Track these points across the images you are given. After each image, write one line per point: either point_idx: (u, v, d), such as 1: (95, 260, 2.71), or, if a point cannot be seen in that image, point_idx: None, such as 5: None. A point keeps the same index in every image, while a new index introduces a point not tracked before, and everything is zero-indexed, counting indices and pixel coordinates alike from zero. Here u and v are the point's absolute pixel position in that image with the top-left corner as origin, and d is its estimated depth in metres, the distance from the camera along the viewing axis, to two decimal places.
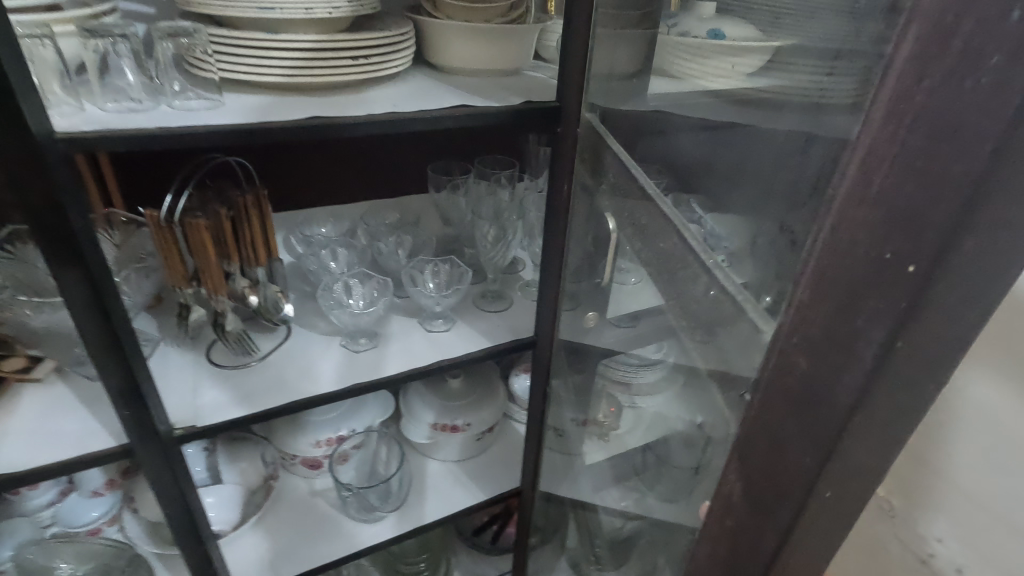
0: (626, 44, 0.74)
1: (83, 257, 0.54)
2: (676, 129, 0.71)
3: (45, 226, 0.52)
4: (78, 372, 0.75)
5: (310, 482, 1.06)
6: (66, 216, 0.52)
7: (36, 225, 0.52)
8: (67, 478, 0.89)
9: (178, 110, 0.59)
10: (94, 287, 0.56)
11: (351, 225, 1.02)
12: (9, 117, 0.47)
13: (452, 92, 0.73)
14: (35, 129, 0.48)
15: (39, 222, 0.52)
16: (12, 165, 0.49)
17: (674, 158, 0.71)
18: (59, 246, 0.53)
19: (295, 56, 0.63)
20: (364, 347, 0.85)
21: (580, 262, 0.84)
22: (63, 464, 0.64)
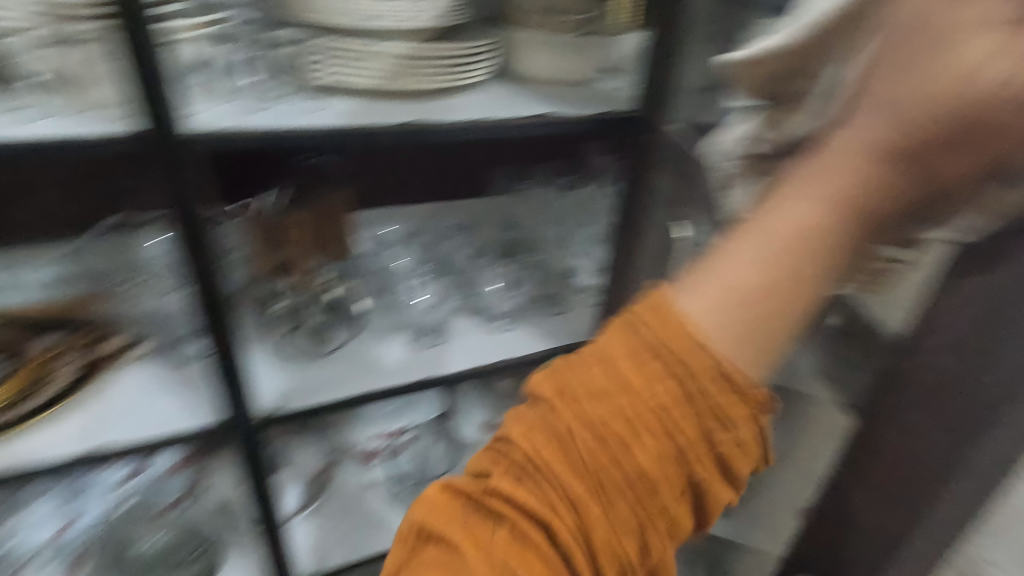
0: None
1: (209, 245, 0.60)
2: None
3: (183, 215, 0.59)
4: (171, 355, 0.80)
5: (365, 471, 1.10)
6: (190, 206, 0.59)
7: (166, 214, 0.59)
8: (137, 461, 0.90)
9: (287, 111, 0.63)
10: (215, 271, 0.62)
11: (415, 227, 1.01)
12: (152, 119, 0.54)
13: (537, 101, 0.76)
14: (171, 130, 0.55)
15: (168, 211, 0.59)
16: (151, 159, 0.56)
17: None
18: (191, 233, 0.60)
19: (393, 64, 0.67)
20: (432, 342, 0.88)
21: (647, 271, 0.85)
22: (165, 435, 0.69)
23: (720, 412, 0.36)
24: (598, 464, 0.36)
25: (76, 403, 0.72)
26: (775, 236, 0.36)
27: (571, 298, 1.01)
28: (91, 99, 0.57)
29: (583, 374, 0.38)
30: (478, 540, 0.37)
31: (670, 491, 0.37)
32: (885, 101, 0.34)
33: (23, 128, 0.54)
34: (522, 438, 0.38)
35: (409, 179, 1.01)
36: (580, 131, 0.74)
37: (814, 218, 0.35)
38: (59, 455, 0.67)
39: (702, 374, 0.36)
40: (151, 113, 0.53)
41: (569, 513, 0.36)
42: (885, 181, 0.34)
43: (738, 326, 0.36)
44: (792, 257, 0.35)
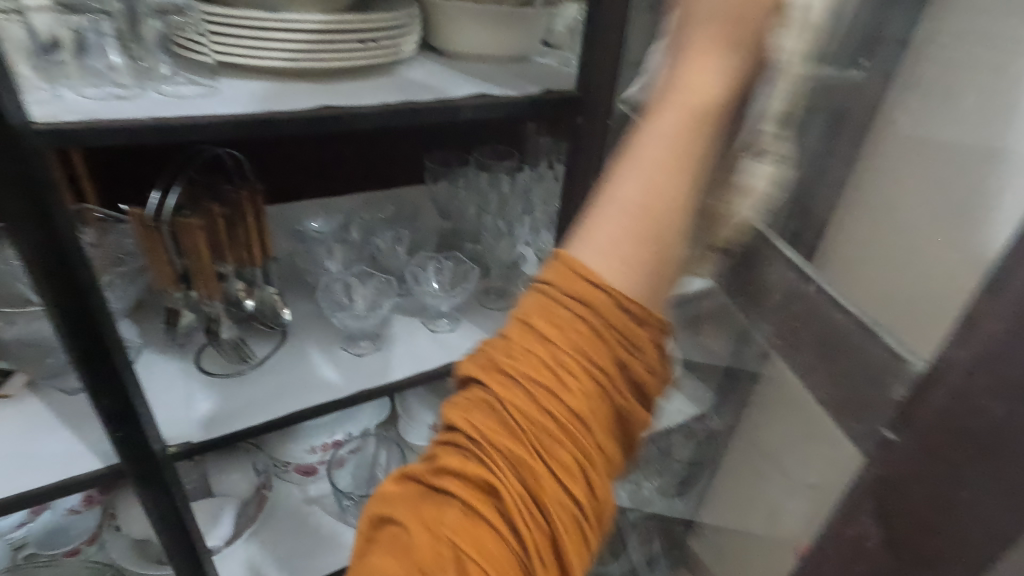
0: None
1: (71, 267, 0.49)
2: None
3: (27, 233, 0.47)
4: (57, 385, 0.69)
5: (305, 489, 1.01)
6: (50, 217, 0.47)
7: (14, 229, 0.47)
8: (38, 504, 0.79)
9: (171, 96, 0.53)
10: (81, 301, 0.51)
11: (344, 219, 0.94)
12: None
13: (466, 81, 0.68)
14: (12, 121, 0.43)
15: (18, 226, 0.47)
16: None
17: None
18: (42, 253, 0.48)
19: (296, 37, 0.57)
20: (366, 350, 0.80)
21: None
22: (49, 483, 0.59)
23: (634, 338, 0.36)
24: (530, 418, 0.35)
25: None
26: (654, 175, 0.34)
27: (518, 288, 0.97)
28: None
29: (506, 340, 0.37)
30: (427, 521, 0.34)
31: (601, 426, 0.36)
32: (699, 16, 0.34)
33: None
34: (462, 421, 0.36)
35: (331, 169, 0.92)
36: (518, 113, 0.66)
37: (683, 141, 0.34)
38: None
39: (606, 302, 0.35)
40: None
41: (511, 474, 0.34)
42: (727, 79, 0.33)
43: (649, 228, 0.35)
44: (670, 181, 0.34)
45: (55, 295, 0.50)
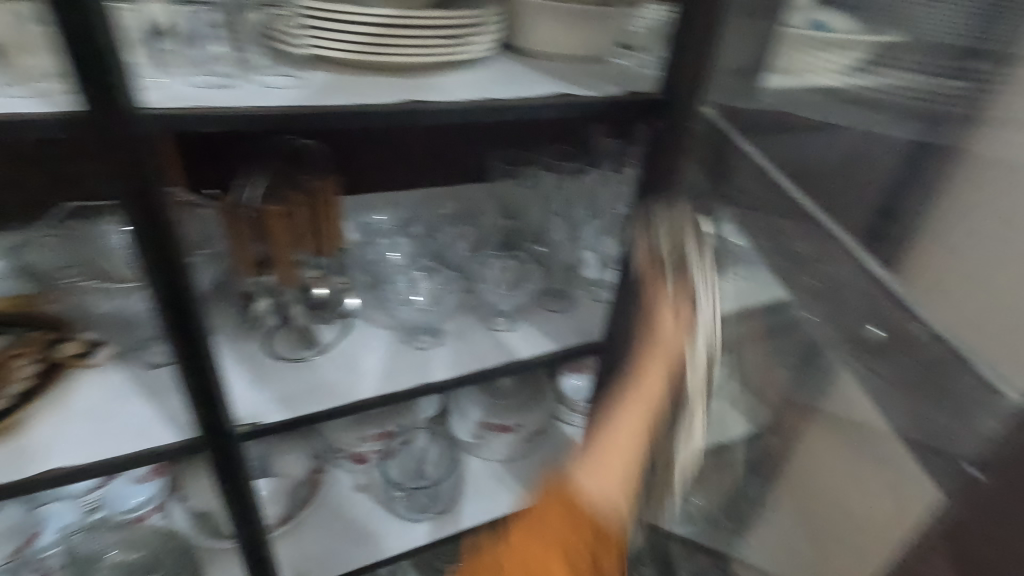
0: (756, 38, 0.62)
1: (169, 245, 0.52)
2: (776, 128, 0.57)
3: (135, 210, 0.49)
4: (139, 358, 0.72)
5: (355, 476, 1.03)
6: (155, 199, 0.49)
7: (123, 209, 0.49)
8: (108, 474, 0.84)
9: (266, 85, 0.55)
10: (175, 279, 0.53)
11: (409, 213, 0.96)
12: (103, 94, 0.44)
13: (545, 80, 0.68)
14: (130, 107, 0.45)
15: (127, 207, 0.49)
16: (104, 142, 0.46)
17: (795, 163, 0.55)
18: (146, 230, 0.50)
19: (386, 34, 0.59)
20: (428, 344, 0.81)
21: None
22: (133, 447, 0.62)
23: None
24: None
25: (25, 419, 0.64)
26: (618, 443, 0.48)
27: (578, 292, 0.95)
28: (28, 69, 0.48)
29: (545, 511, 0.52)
30: None
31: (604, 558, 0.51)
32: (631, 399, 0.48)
33: None
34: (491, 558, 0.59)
35: (399, 163, 0.94)
36: (597, 113, 0.66)
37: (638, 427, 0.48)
38: (8, 478, 0.58)
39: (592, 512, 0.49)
40: (91, 87, 0.44)
41: None
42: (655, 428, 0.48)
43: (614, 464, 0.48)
44: (637, 447, 0.48)
45: (154, 270, 0.52)
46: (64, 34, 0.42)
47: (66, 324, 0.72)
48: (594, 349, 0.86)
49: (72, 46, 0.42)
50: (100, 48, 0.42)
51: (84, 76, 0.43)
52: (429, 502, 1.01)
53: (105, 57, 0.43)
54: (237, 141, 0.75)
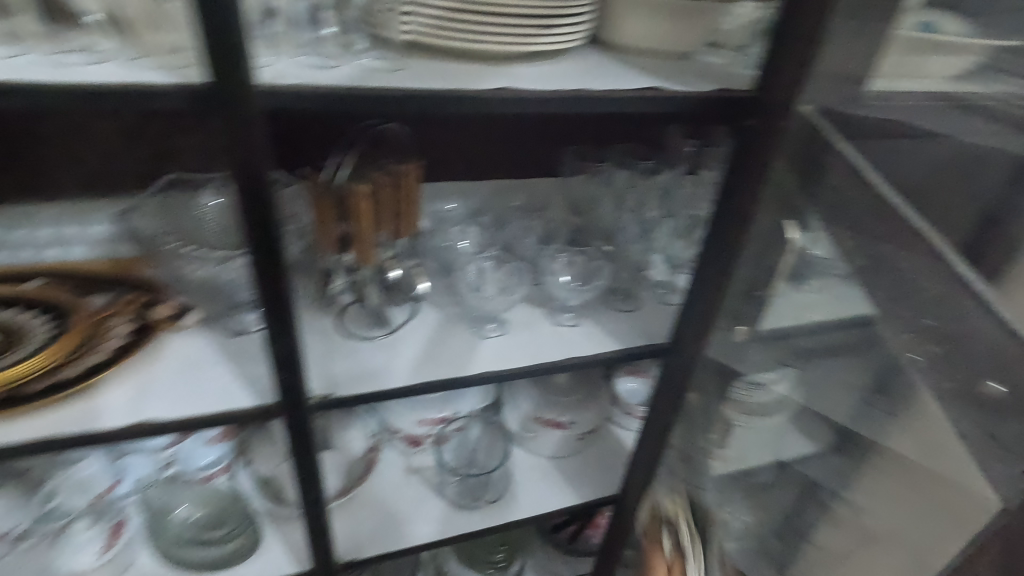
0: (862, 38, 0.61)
1: (270, 218, 0.54)
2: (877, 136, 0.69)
3: (244, 183, 0.52)
4: (223, 325, 0.76)
5: (408, 458, 1.05)
6: (262, 171, 0.52)
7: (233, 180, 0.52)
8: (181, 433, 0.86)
9: (366, 68, 0.56)
10: (273, 251, 0.56)
11: (479, 203, 0.96)
12: (226, 67, 0.46)
13: (636, 73, 0.67)
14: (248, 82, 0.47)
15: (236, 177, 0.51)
16: (222, 115, 0.48)
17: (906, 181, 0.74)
18: (251, 202, 0.53)
19: (485, 20, 0.59)
20: (493, 333, 0.81)
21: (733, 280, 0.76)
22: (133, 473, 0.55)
23: None
24: None
25: (118, 373, 0.68)
26: None
27: (643, 293, 0.93)
28: (156, 43, 0.51)
29: None
30: None
31: None
32: None
33: (63, 74, 0.46)
34: None
35: (475, 152, 0.95)
36: (688, 109, 0.64)
37: None
38: (99, 428, 0.62)
39: None
40: (216, 60, 0.46)
41: None
42: None
43: None
44: None
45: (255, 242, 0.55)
46: (197, 8, 0.44)
47: (158, 289, 0.77)
48: (659, 351, 0.85)
49: (203, 19, 0.44)
50: (228, 20, 0.45)
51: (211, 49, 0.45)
52: (480, 491, 1.02)
53: (232, 33, 0.45)
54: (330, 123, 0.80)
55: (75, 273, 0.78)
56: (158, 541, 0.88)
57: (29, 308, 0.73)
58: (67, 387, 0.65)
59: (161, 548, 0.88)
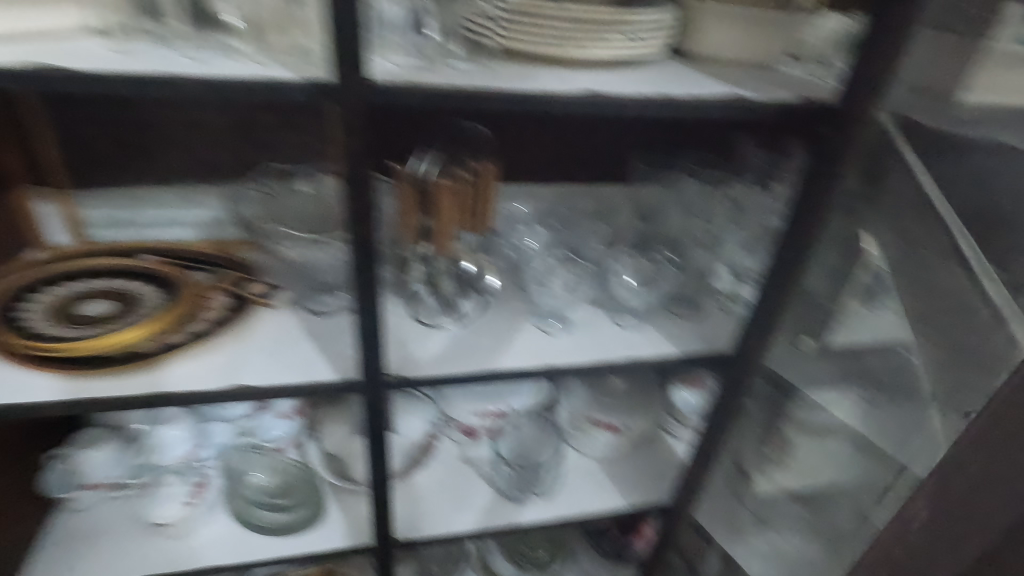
0: (944, 51, 0.63)
1: (370, 205, 0.59)
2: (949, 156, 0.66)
3: (351, 172, 0.57)
4: (309, 304, 0.82)
5: (463, 448, 1.09)
6: (368, 161, 0.56)
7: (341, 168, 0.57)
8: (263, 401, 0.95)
9: (459, 69, 0.61)
10: (369, 235, 0.60)
11: (548, 205, 0.99)
12: (347, 66, 0.52)
13: (715, 81, 0.69)
14: (363, 80, 0.53)
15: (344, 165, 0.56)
16: (340, 108, 0.54)
17: None
18: (355, 190, 0.58)
19: (573, 28, 0.63)
20: (556, 329, 0.84)
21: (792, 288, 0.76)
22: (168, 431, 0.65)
23: None
24: None
25: (218, 340, 0.75)
26: None
27: (707, 301, 0.94)
28: (281, 43, 0.57)
29: None
30: None
31: None
32: None
33: (207, 68, 0.52)
34: None
35: (548, 154, 0.97)
36: (768, 117, 0.65)
37: None
38: (207, 386, 0.69)
39: None
40: (339, 60, 0.51)
41: None
42: None
43: None
44: None
45: (354, 227, 0.60)
46: (327, 13, 0.49)
47: (252, 270, 0.86)
48: (722, 358, 0.85)
49: (332, 22, 0.49)
50: (353, 24, 0.50)
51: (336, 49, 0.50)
52: (531, 483, 1.04)
53: (355, 35, 0.50)
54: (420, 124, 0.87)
55: (182, 253, 0.87)
56: (232, 499, 0.93)
57: (144, 280, 0.82)
58: (176, 348, 0.72)
59: (234, 507, 0.94)
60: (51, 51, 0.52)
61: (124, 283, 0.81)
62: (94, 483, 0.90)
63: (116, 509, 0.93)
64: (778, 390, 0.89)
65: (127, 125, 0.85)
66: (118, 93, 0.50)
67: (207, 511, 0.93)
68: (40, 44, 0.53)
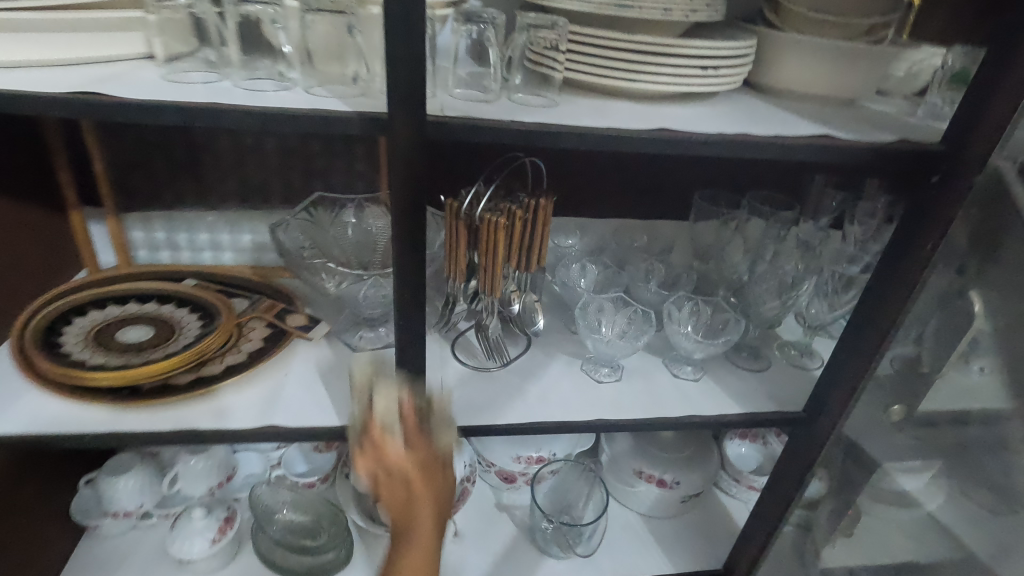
0: None
1: (418, 251, 0.55)
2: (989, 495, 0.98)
3: (404, 215, 0.53)
4: (348, 339, 0.80)
5: (499, 493, 1.03)
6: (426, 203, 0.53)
7: (396, 208, 0.53)
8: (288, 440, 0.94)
9: (520, 102, 0.57)
10: (417, 288, 0.56)
11: (601, 241, 0.94)
12: (407, 100, 0.47)
13: (797, 119, 0.62)
14: (426, 118, 0.49)
15: (398, 206, 0.53)
16: (397, 146, 0.50)
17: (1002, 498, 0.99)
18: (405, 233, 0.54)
19: (649, 59, 0.58)
20: (606, 378, 0.77)
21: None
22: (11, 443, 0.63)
23: None
24: None
25: (254, 375, 0.73)
26: None
27: (771, 353, 0.87)
28: (332, 72, 0.54)
29: None
30: None
31: None
32: None
33: (254, 100, 0.49)
34: None
35: (607, 189, 0.91)
36: (864, 161, 0.58)
37: None
38: (238, 424, 0.66)
39: None
40: (394, 95, 0.47)
41: None
42: None
43: None
44: None
45: (404, 274, 0.56)
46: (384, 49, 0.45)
47: (292, 300, 0.84)
48: (792, 421, 0.77)
49: (386, 56, 0.45)
50: (409, 63, 0.46)
51: (392, 96, 0.47)
52: (573, 541, 0.95)
53: (422, 66, 0.46)
54: (486, 156, 0.80)
55: (223, 279, 0.86)
56: (259, 539, 0.89)
57: (183, 305, 0.80)
58: (210, 382, 0.70)
59: (259, 545, 0.89)
60: (97, 76, 0.50)
61: (163, 307, 0.79)
62: (116, 511, 0.86)
63: (137, 539, 0.90)
64: (857, 456, 0.80)
65: (174, 150, 0.83)
66: (164, 123, 0.47)
67: (230, 551, 0.88)
68: (87, 69, 0.51)
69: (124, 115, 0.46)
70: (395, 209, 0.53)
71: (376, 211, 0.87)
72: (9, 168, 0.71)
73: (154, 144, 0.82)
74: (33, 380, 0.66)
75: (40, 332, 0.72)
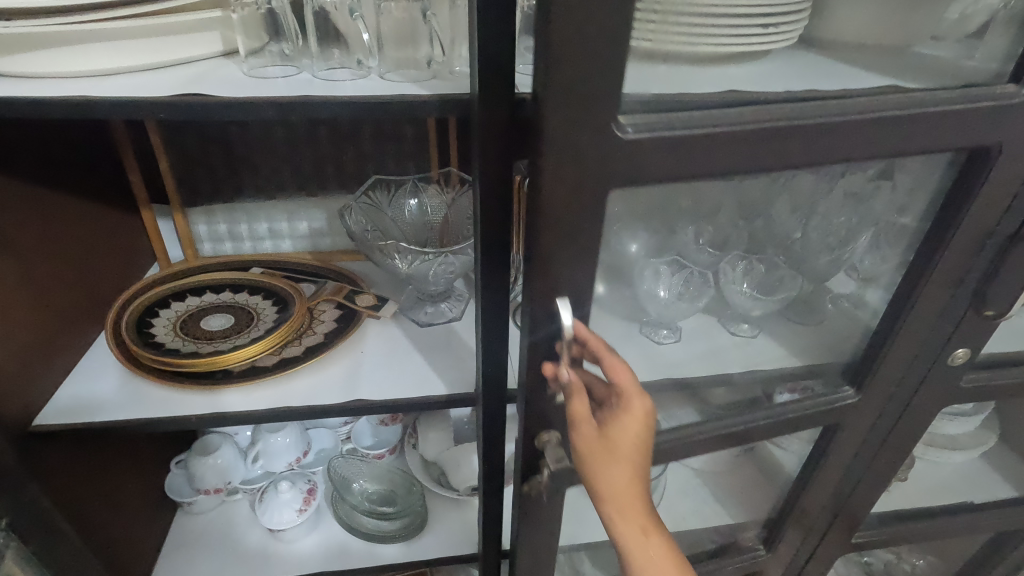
0: None
1: (500, 226, 0.58)
2: (985, 470, 1.11)
3: (488, 191, 0.55)
4: (414, 316, 0.84)
5: None
6: (507, 178, 0.55)
7: (480, 183, 0.55)
8: (348, 420, 1.02)
9: None
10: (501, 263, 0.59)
11: None
12: (492, 77, 0.49)
13: (853, 75, 0.63)
14: (509, 94, 0.50)
15: (482, 182, 0.55)
16: (481, 123, 0.52)
17: (1002, 466, 1.11)
18: (487, 210, 0.57)
19: (709, 21, 0.58)
20: (666, 340, 0.82)
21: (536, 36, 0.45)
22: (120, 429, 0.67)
23: None
24: None
25: (332, 353, 0.77)
26: None
27: (824, 306, 0.89)
28: (407, 59, 0.56)
29: None
30: None
31: None
32: None
33: (335, 90, 0.52)
34: None
35: None
36: (931, 108, 0.58)
37: None
38: (328, 400, 0.70)
39: None
40: (483, 77, 0.49)
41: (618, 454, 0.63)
42: None
43: None
44: None
45: (486, 247, 0.59)
46: (475, 37, 0.47)
47: (356, 282, 0.88)
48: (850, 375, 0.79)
49: (478, 44, 0.47)
50: (498, 43, 0.48)
51: (482, 73, 0.48)
52: None
53: (508, 44, 0.48)
54: None
55: (286, 265, 0.90)
56: (339, 506, 0.95)
57: (256, 293, 0.84)
58: (296, 363, 0.74)
59: (339, 512, 0.95)
60: (187, 76, 0.52)
61: (238, 296, 0.83)
62: (206, 488, 0.92)
63: (225, 513, 0.96)
64: (916, 404, 0.82)
65: (233, 143, 0.86)
66: (257, 116, 0.50)
67: (315, 519, 0.94)
68: (176, 70, 0.53)
69: (219, 113, 0.49)
70: (478, 184, 0.56)
71: (431, 190, 0.90)
72: (84, 171, 0.75)
73: (215, 139, 0.85)
74: (133, 369, 0.71)
75: (131, 324, 0.76)
